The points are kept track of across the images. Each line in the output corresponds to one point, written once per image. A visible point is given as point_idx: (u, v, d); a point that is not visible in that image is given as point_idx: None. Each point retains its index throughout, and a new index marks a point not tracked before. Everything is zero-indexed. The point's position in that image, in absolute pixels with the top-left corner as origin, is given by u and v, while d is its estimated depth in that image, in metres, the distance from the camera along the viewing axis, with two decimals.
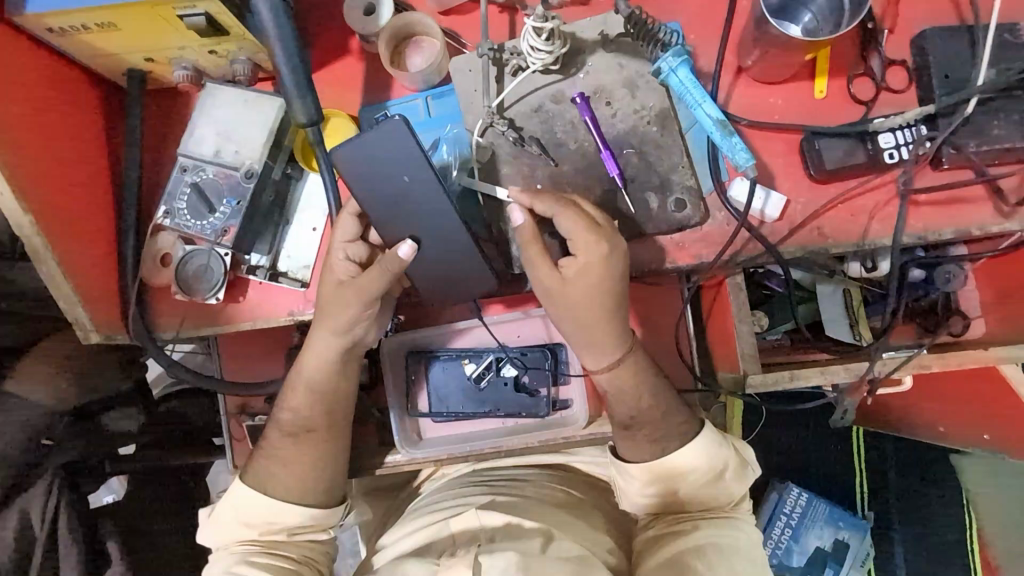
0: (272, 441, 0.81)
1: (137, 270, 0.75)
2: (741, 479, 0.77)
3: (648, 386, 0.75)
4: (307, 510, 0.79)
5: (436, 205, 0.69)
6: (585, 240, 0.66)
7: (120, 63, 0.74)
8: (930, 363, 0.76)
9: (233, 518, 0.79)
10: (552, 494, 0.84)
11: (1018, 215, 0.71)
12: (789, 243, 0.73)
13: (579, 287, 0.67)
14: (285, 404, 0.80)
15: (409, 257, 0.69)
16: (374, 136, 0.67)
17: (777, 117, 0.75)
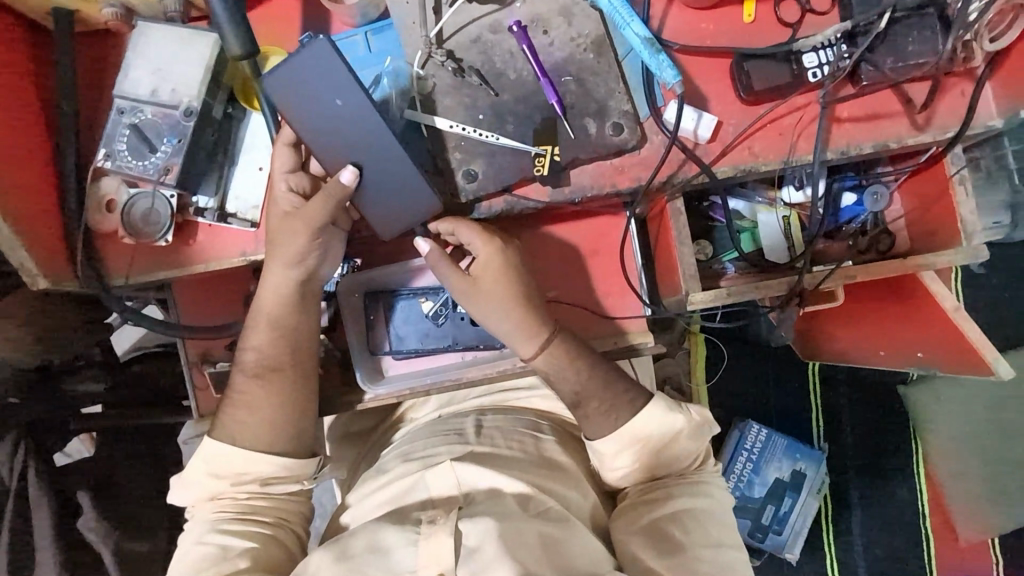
0: (236, 384, 0.82)
1: (83, 216, 0.75)
2: (696, 439, 0.85)
3: (581, 362, 0.82)
4: (277, 459, 0.80)
5: (370, 129, 0.70)
6: (482, 243, 0.77)
7: (45, 2, 0.72)
8: (854, 274, 0.82)
9: (204, 472, 0.80)
10: (524, 442, 0.86)
11: (931, 128, 0.75)
12: (722, 163, 0.76)
13: (487, 282, 0.78)
14: (248, 344, 0.82)
15: (353, 182, 0.71)
16: (302, 58, 0.68)
17: (709, 42, 0.77)
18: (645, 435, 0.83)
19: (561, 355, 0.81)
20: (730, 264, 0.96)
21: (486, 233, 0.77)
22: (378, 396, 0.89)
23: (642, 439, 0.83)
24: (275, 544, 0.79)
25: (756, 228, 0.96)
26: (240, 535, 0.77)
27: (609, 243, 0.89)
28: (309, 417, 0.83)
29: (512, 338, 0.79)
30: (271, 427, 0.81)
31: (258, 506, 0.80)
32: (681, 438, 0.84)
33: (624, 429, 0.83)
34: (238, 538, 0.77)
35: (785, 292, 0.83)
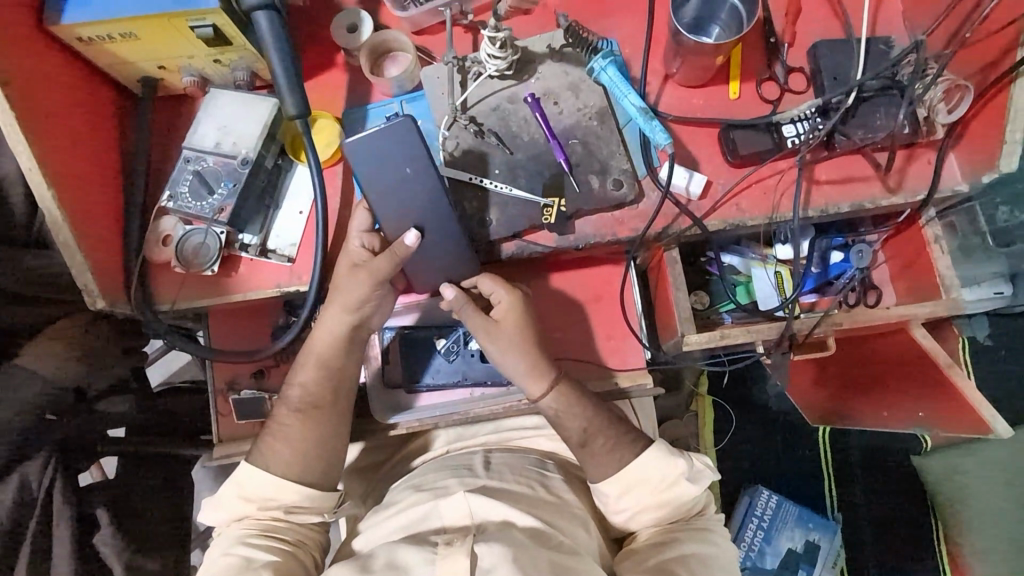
0: (279, 416, 0.89)
1: (141, 247, 0.84)
2: (697, 483, 0.86)
3: (584, 398, 0.88)
4: (302, 488, 0.87)
5: (433, 196, 0.81)
6: (503, 294, 0.85)
7: (136, 70, 0.85)
8: (840, 321, 0.87)
9: (235, 494, 0.87)
10: (534, 479, 0.90)
11: (902, 191, 0.84)
12: (712, 217, 0.85)
13: (507, 328, 0.85)
14: (295, 381, 0.89)
15: (414, 244, 0.80)
16: (388, 132, 0.79)
17: (700, 114, 0.88)
18: (647, 479, 0.86)
19: (568, 391, 0.87)
20: (727, 314, 1.02)
21: (508, 284, 0.86)
22: (395, 424, 0.96)
23: (643, 483, 0.86)
24: (292, 562, 0.83)
25: (751, 281, 1.03)
26: (262, 549, 0.82)
27: (611, 290, 0.96)
28: (333, 445, 0.89)
29: (525, 377, 0.86)
30: (294, 447, 0.87)
31: (278, 527, 0.86)
32: (681, 481, 0.86)
33: (629, 470, 0.86)
34: (260, 552, 0.81)
35: (777, 336, 0.88)
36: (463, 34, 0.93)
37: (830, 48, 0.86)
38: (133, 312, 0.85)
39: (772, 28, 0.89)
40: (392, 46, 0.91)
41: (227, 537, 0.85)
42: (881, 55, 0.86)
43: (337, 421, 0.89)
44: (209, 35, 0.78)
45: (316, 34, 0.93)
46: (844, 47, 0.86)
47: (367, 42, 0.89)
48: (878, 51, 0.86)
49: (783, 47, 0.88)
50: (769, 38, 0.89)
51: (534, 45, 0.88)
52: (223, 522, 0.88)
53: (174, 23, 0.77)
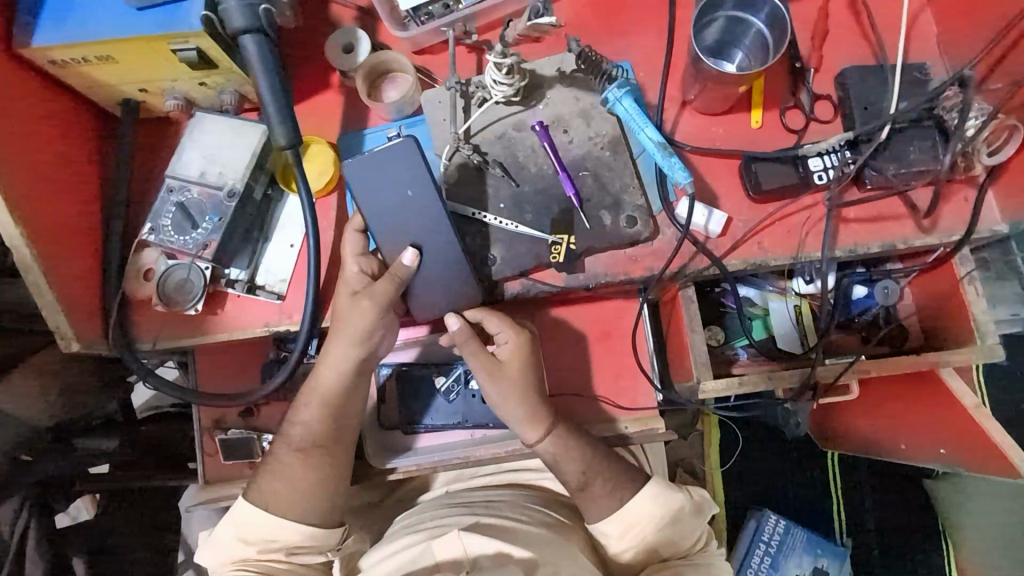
0: (278, 454, 0.83)
1: (121, 283, 0.79)
2: (697, 516, 0.84)
3: (586, 444, 0.82)
4: (306, 529, 0.81)
5: (433, 217, 0.75)
6: (507, 332, 0.80)
7: (116, 93, 0.80)
8: (868, 368, 0.82)
9: (234, 534, 0.82)
10: (533, 514, 0.85)
11: (937, 230, 0.78)
12: (732, 257, 0.79)
13: (512, 367, 0.79)
14: (296, 419, 0.82)
15: (412, 264, 0.75)
16: (386, 151, 0.74)
17: (718, 144, 0.82)
18: (649, 517, 0.81)
19: (569, 438, 0.81)
20: (742, 349, 0.97)
21: (514, 323, 0.80)
22: (397, 468, 0.90)
23: (643, 520, 0.81)
24: None
25: (768, 315, 0.97)
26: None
27: (621, 327, 0.90)
28: (324, 495, 0.82)
29: (523, 425, 0.79)
30: (280, 495, 0.82)
31: (275, 569, 0.81)
32: (683, 517, 0.82)
33: (628, 510, 0.81)
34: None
35: (798, 384, 0.83)
36: (466, 54, 0.87)
37: (860, 75, 0.80)
38: (111, 352, 0.80)
39: (798, 52, 0.83)
40: (391, 67, 0.85)
41: None
42: (914, 83, 0.80)
43: (332, 462, 0.82)
44: (193, 59, 0.73)
45: (310, 54, 0.87)
46: (874, 74, 0.81)
47: (364, 63, 0.83)
48: (912, 79, 0.80)
49: (809, 72, 0.82)
50: (795, 62, 0.82)
51: (542, 68, 0.83)
52: (221, 562, 0.83)
53: (155, 46, 0.71)
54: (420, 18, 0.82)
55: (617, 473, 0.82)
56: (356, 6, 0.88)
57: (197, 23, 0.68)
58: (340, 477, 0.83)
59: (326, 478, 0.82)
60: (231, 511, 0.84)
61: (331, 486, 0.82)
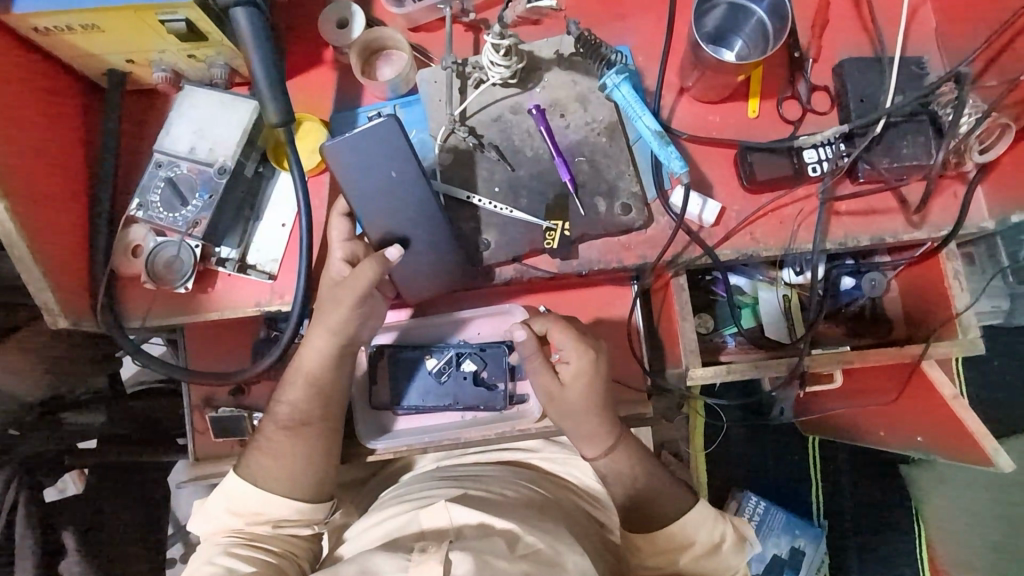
0: (266, 433, 0.83)
1: (109, 258, 0.78)
2: (740, 552, 0.84)
3: (643, 466, 0.84)
4: (294, 503, 0.82)
5: (422, 200, 0.74)
6: (575, 349, 0.79)
7: (102, 63, 0.78)
8: (852, 359, 0.83)
9: (223, 504, 0.83)
10: (521, 490, 0.85)
11: (925, 225, 0.79)
12: (725, 246, 0.80)
13: (574, 389, 0.80)
14: (283, 398, 0.82)
15: (396, 259, 0.73)
16: (368, 134, 0.72)
17: (715, 133, 0.82)
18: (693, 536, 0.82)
19: (630, 460, 0.84)
20: (730, 337, 0.98)
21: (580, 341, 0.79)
22: (377, 448, 0.91)
23: (682, 539, 0.82)
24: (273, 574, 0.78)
25: (757, 304, 0.98)
26: (245, 561, 0.78)
27: (612, 312, 0.90)
28: (313, 474, 0.83)
29: (585, 442, 0.83)
30: (269, 471, 0.82)
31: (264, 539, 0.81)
32: (725, 549, 0.83)
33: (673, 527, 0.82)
34: (243, 563, 0.77)
35: (786, 372, 0.84)
36: (463, 33, 0.85)
37: (858, 67, 0.80)
38: (100, 329, 0.79)
39: (797, 41, 0.82)
40: (386, 44, 0.84)
41: (208, 552, 0.81)
42: (911, 77, 0.80)
43: (321, 442, 0.82)
44: (182, 30, 0.71)
45: (303, 28, 0.85)
46: (872, 66, 0.81)
47: (359, 39, 0.82)
48: (908, 72, 0.80)
49: (807, 62, 0.82)
50: (793, 51, 0.82)
51: (540, 50, 0.81)
52: (209, 533, 0.84)
53: (142, 15, 0.69)
54: None
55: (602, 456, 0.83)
56: None
57: None
58: (330, 456, 0.84)
59: (316, 458, 0.82)
60: (221, 484, 0.84)
61: (320, 465, 0.83)
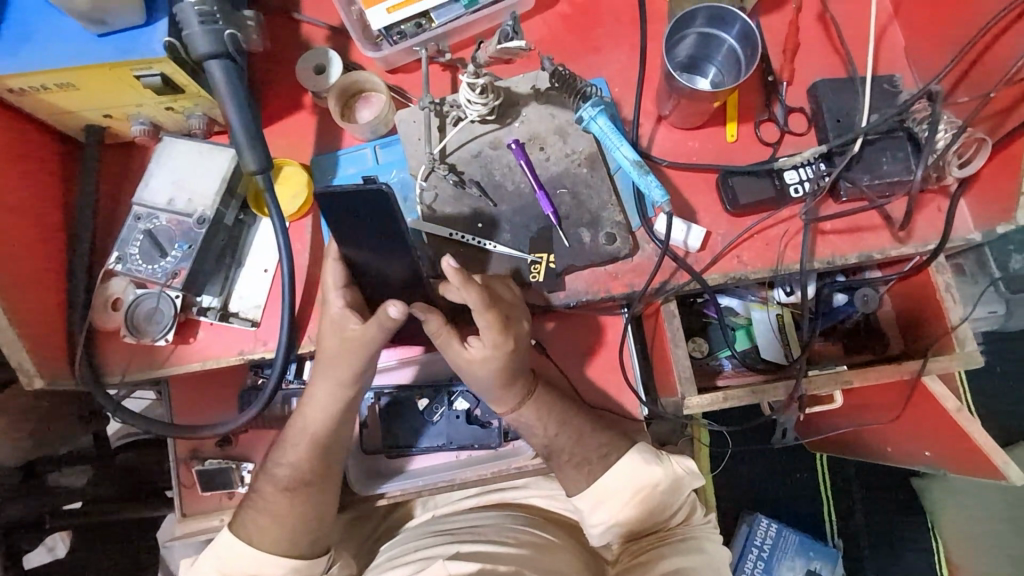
0: (262, 493, 0.80)
1: (87, 314, 0.76)
2: (674, 493, 0.82)
3: (554, 419, 0.80)
4: (289, 564, 0.80)
5: None
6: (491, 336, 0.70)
7: (80, 120, 0.78)
8: (850, 378, 0.80)
9: (214, 568, 0.80)
10: (521, 536, 0.83)
11: (912, 240, 0.79)
12: (712, 271, 0.79)
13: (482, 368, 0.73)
14: (281, 460, 0.80)
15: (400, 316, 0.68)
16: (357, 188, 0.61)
17: (695, 158, 0.82)
18: (621, 490, 0.81)
19: (545, 413, 0.80)
20: (727, 360, 0.96)
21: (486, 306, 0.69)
22: (370, 494, 0.87)
23: (611, 492, 0.81)
24: None
25: (751, 325, 0.97)
26: None
27: (605, 342, 0.87)
28: (307, 524, 0.80)
29: (496, 397, 0.78)
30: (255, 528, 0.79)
31: None
32: (658, 494, 0.81)
33: (602, 482, 0.81)
34: None
35: (785, 397, 0.82)
36: (440, 73, 0.86)
37: (833, 88, 0.81)
38: (78, 386, 0.77)
39: (770, 66, 0.83)
40: (364, 87, 0.84)
41: None
42: (885, 95, 0.81)
43: (309, 490, 0.79)
44: (158, 84, 0.71)
45: (281, 75, 0.85)
46: (845, 87, 0.81)
47: (336, 84, 0.82)
48: (882, 90, 0.81)
49: (781, 85, 0.83)
50: (767, 76, 0.83)
51: (516, 86, 0.82)
52: None
53: (117, 73, 0.69)
54: (393, 37, 0.82)
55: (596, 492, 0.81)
56: (327, 25, 0.86)
57: (160, 48, 0.67)
58: (322, 507, 0.81)
59: (304, 508, 0.79)
60: (212, 543, 0.82)
61: (308, 513, 0.80)
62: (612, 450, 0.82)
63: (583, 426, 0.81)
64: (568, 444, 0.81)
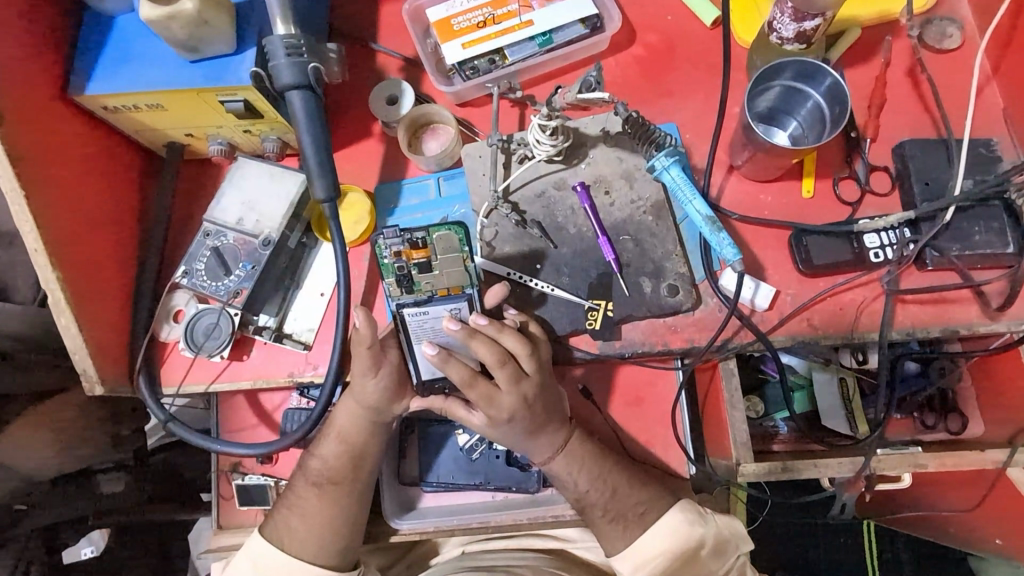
0: (296, 489, 0.79)
1: (149, 326, 0.79)
2: (718, 558, 0.77)
3: (597, 470, 0.76)
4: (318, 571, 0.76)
5: (459, 279, 0.72)
6: (487, 406, 0.70)
7: (163, 137, 0.81)
8: (926, 462, 0.73)
9: (249, 572, 0.77)
10: None
11: (1004, 318, 0.73)
12: (780, 333, 0.75)
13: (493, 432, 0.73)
14: (316, 451, 0.80)
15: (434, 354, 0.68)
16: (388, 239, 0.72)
17: (767, 212, 0.79)
18: (662, 551, 0.76)
19: (587, 457, 0.76)
20: (782, 423, 0.92)
21: (469, 380, 0.69)
22: (402, 529, 0.84)
23: (649, 554, 0.76)
24: None
25: (811, 386, 0.92)
26: None
27: (656, 393, 0.84)
28: (345, 552, 0.78)
29: (532, 448, 0.75)
30: (284, 556, 0.76)
31: None
32: (700, 556, 0.76)
33: (640, 544, 0.76)
34: None
35: (850, 474, 0.74)
36: (509, 108, 0.86)
37: (920, 149, 0.77)
38: (134, 394, 0.79)
39: (852, 121, 0.80)
40: (433, 119, 0.85)
41: None
42: (981, 160, 0.76)
43: (346, 520, 0.77)
44: (240, 110, 0.73)
45: (353, 103, 0.87)
46: (935, 148, 0.77)
47: (408, 115, 0.83)
48: (977, 154, 0.76)
49: (865, 142, 0.79)
50: (850, 132, 0.79)
51: (586, 127, 0.81)
52: None
53: (203, 96, 0.71)
54: (466, 72, 0.83)
55: (639, 549, 0.76)
56: (402, 57, 0.87)
57: (247, 77, 0.69)
58: (355, 532, 0.78)
59: (341, 540, 0.77)
60: (245, 546, 0.80)
61: (342, 538, 0.77)
62: (661, 509, 0.77)
63: (628, 482, 0.77)
64: (602, 499, 0.76)
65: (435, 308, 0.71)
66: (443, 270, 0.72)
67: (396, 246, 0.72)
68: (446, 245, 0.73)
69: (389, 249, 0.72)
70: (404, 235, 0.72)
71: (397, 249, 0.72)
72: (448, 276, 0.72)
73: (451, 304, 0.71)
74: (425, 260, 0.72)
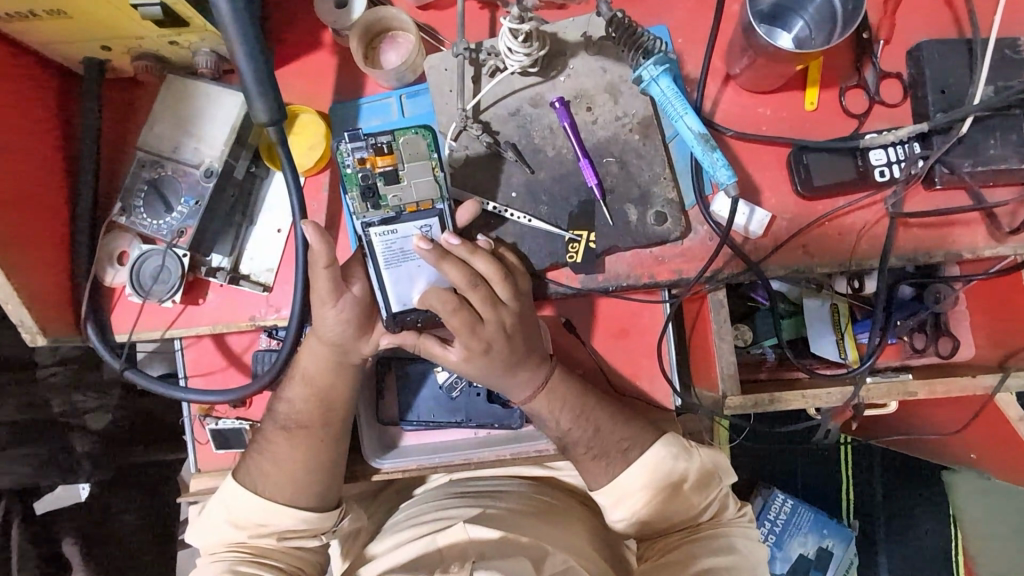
0: (267, 434, 0.77)
1: (89, 268, 0.72)
2: (701, 492, 0.75)
3: (577, 404, 0.74)
4: (298, 512, 0.75)
5: (426, 208, 0.66)
6: (467, 336, 0.65)
7: (77, 51, 0.70)
8: (914, 390, 0.72)
9: (225, 517, 0.76)
10: (542, 508, 0.80)
11: (1011, 241, 0.68)
12: (773, 261, 0.70)
13: (470, 366, 0.68)
14: (284, 395, 0.77)
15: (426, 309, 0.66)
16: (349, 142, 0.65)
17: (766, 128, 0.71)
18: (644, 484, 0.74)
19: (567, 394, 0.73)
20: (770, 350, 0.89)
21: (452, 304, 0.64)
22: (382, 468, 0.84)
23: (634, 486, 0.75)
24: None
25: (800, 312, 0.89)
26: None
27: (641, 326, 0.80)
28: (322, 494, 0.76)
29: (512, 384, 0.71)
30: (258, 499, 0.74)
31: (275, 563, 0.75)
32: (683, 490, 0.75)
33: (623, 478, 0.75)
34: None
35: (840, 404, 0.73)
36: (477, 12, 0.75)
37: (939, 51, 0.68)
38: (84, 342, 0.74)
39: (865, 21, 0.70)
40: (390, 25, 0.74)
41: (212, 566, 0.74)
42: (1005, 63, 0.67)
43: (321, 464, 0.75)
44: (159, 16, 0.62)
45: (298, 8, 0.75)
46: (956, 50, 0.68)
47: (360, 22, 0.71)
48: (1002, 57, 0.68)
49: (877, 45, 0.70)
50: (861, 33, 0.70)
51: (565, 31, 0.71)
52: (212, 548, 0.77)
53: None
54: None
55: (621, 483, 0.75)
56: None
57: None
58: (332, 474, 0.77)
59: (317, 485, 0.75)
60: (222, 491, 0.78)
61: (319, 480, 0.76)
62: (644, 440, 0.76)
63: (608, 417, 0.75)
64: (584, 436, 0.74)
65: (404, 226, 0.66)
66: (411, 180, 0.65)
67: (360, 152, 0.65)
68: (412, 151, 0.65)
69: (352, 156, 0.65)
70: (369, 139, 0.65)
71: (361, 157, 0.65)
72: (417, 188, 0.65)
73: (422, 220, 0.65)
74: (392, 168, 0.65)
